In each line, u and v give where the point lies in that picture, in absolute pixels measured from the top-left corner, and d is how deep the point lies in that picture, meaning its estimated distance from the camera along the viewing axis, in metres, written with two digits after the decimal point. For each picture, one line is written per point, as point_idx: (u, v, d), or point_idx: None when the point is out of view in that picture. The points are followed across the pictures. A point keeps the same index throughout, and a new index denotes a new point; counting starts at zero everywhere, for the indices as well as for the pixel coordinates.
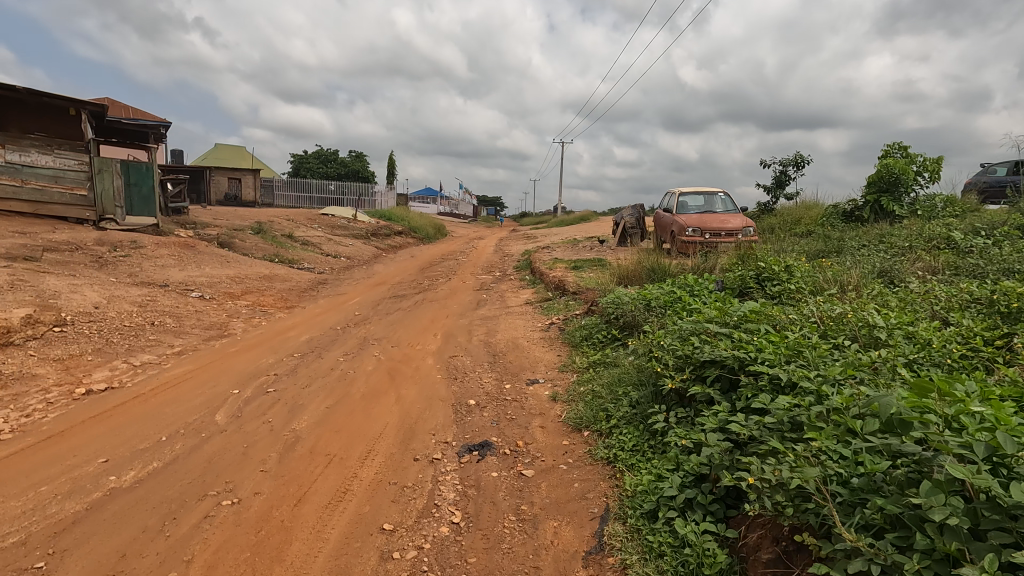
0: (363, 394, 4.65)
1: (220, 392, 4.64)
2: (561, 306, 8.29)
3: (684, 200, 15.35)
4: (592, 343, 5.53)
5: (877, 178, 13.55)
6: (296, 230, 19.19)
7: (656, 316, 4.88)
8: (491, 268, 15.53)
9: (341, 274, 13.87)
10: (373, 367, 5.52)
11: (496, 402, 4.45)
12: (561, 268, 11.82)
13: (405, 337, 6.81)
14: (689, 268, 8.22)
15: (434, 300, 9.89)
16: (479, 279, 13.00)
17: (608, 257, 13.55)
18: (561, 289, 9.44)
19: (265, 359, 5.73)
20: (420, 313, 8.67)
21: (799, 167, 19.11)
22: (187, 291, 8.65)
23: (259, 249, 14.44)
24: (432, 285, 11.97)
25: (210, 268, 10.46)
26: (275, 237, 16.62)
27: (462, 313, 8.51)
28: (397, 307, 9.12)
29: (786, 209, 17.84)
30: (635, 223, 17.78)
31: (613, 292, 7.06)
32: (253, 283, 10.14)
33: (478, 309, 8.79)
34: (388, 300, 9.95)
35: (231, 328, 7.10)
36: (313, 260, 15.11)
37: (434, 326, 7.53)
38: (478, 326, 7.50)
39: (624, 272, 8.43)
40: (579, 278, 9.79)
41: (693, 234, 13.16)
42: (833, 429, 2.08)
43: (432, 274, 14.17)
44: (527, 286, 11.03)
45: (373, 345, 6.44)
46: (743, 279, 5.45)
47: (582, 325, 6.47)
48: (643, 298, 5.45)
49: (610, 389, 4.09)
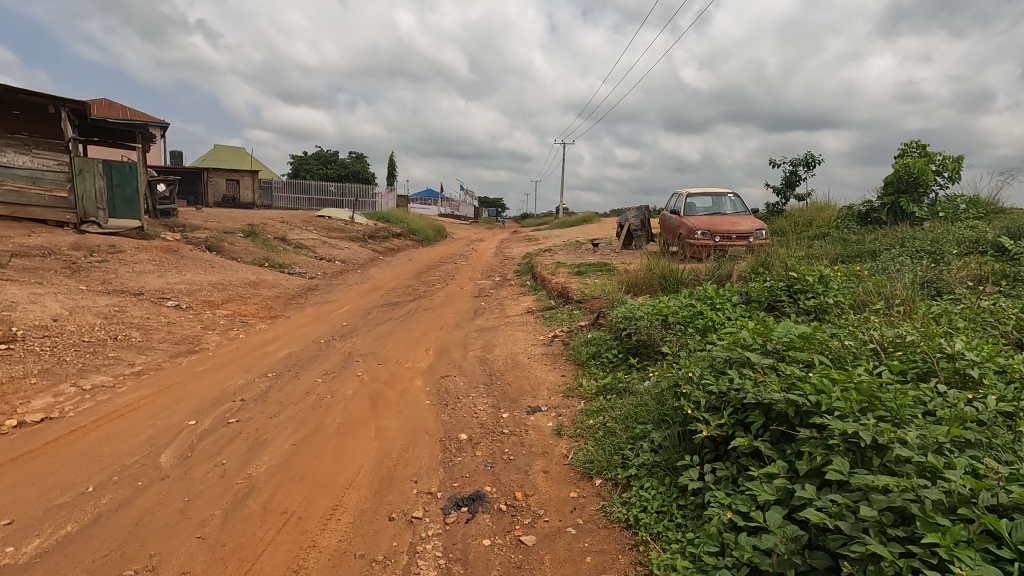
0: (338, 426, 4.03)
1: (171, 424, 4.02)
2: (564, 316, 7.68)
3: (691, 201, 14.71)
4: (600, 363, 4.91)
5: (895, 178, 12.92)
6: (290, 233, 18.62)
7: (675, 336, 4.27)
8: (490, 272, 14.95)
9: (335, 279, 13.29)
10: (353, 390, 4.89)
11: (492, 438, 3.83)
12: (564, 272, 11.21)
13: (393, 353, 6.19)
14: (703, 275, 7.60)
15: (428, 307, 9.29)
16: (478, 284, 12.42)
17: (613, 262, 12.94)
18: (564, 297, 8.84)
19: (232, 381, 5.10)
20: (413, 323, 8.06)
21: (810, 167, 18.49)
22: (163, 300, 8.05)
23: (249, 253, 13.86)
24: (428, 290, 11.36)
25: (192, 274, 9.87)
26: (267, 240, 16.04)
27: (459, 323, 7.90)
28: (388, 317, 8.51)
29: (797, 210, 17.20)
30: (639, 225, 16.84)
31: (622, 303, 6.43)
32: (237, 290, 9.55)
33: (476, 319, 8.18)
34: (380, 308, 9.35)
35: (203, 343, 6.48)
36: (306, 265, 14.51)
37: (427, 339, 6.91)
38: (475, 339, 6.88)
39: (634, 279, 7.82)
40: (584, 285, 9.16)
41: (702, 238, 12.56)
42: (964, 532, 1.46)
43: (429, 279, 13.59)
44: (528, 292, 10.44)
45: (357, 363, 5.82)
46: (771, 291, 4.83)
47: (589, 340, 5.84)
48: (659, 312, 4.82)
49: (626, 426, 3.46)
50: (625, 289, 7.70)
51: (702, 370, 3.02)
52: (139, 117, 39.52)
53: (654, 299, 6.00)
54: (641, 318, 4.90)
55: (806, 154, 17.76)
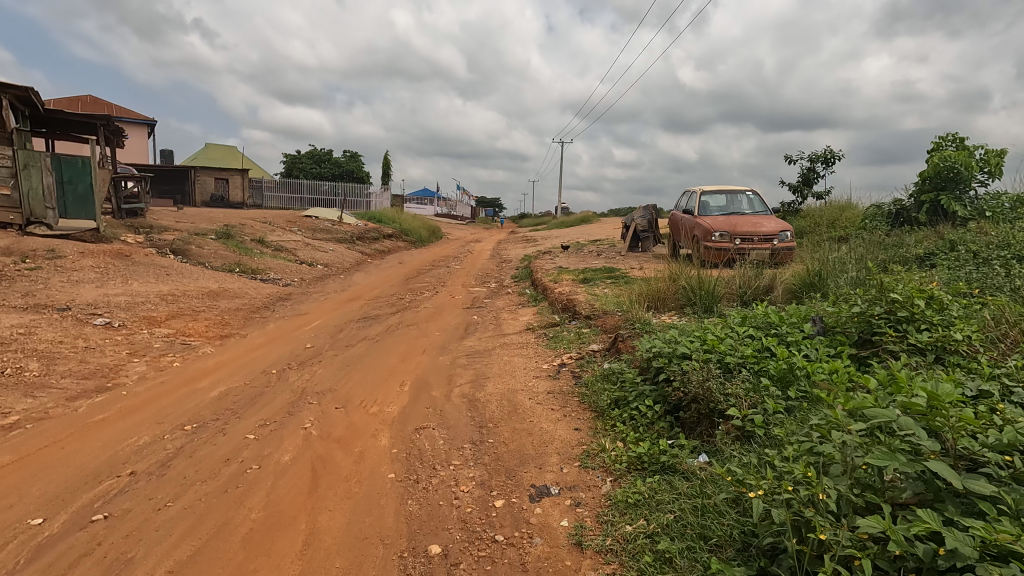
0: (252, 528, 2.73)
1: (2, 527, 2.71)
2: (572, 337, 6.40)
3: (705, 199, 13.43)
4: (630, 418, 3.61)
5: (933, 173, 11.68)
6: (270, 234, 17.28)
7: (744, 390, 2.99)
8: (486, 277, 13.66)
9: (312, 286, 11.99)
10: (293, 454, 3.57)
11: (477, 551, 2.54)
12: (569, 280, 9.94)
13: (358, 391, 4.84)
14: (738, 287, 6.31)
15: (411, 323, 7.98)
16: (471, 292, 11.13)
17: (622, 267, 11.69)
18: (570, 310, 7.57)
19: (129, 440, 3.75)
20: (391, 345, 6.73)
21: (828, 163, 17.25)
22: (91, 318, 6.72)
23: (218, 258, 12.56)
24: (415, 301, 10.04)
25: (140, 284, 8.56)
26: (241, 243, 14.72)
27: (446, 345, 6.58)
28: (364, 336, 7.19)
29: (817, 209, 15.95)
30: (647, 226, 15.52)
31: (650, 332, 5.12)
32: (190, 302, 8.23)
33: (466, 339, 6.86)
34: (354, 324, 8.01)
35: (119, 376, 5.11)
36: (282, 270, 13.19)
37: (404, 369, 5.56)
38: (464, 369, 5.53)
39: (654, 291, 6.48)
40: (593, 297, 7.85)
41: (721, 240, 11.33)
42: None
43: (418, 285, 12.29)
44: (527, 303, 9.15)
45: (309, 406, 4.48)
46: (859, 319, 3.58)
47: (609, 376, 4.53)
48: (710, 347, 3.53)
49: (690, 551, 2.20)
50: (646, 304, 6.39)
51: (838, 485, 1.76)
52: (124, 113, 38.18)
53: (691, 325, 4.71)
54: (685, 356, 3.61)
55: (825, 149, 16.49)
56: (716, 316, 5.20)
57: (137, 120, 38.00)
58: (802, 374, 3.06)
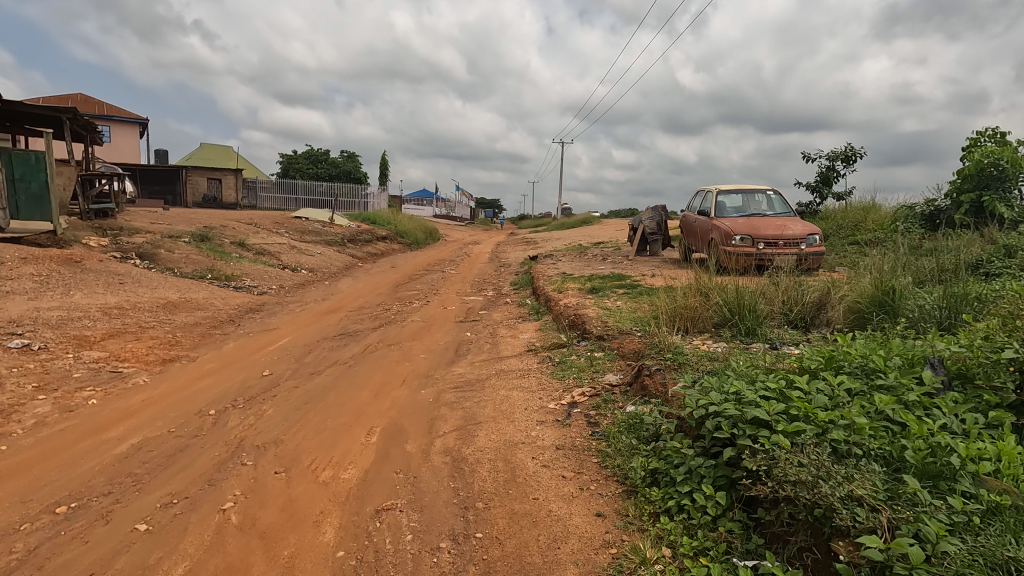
0: None
1: None
2: (583, 365, 5.32)
3: (722, 199, 12.34)
4: (681, 509, 2.51)
5: (975, 170, 10.62)
6: (254, 237, 16.18)
7: (879, 496, 1.89)
8: (483, 284, 12.57)
9: (291, 295, 10.89)
10: (190, 563, 2.48)
11: None
12: (574, 290, 8.85)
13: (309, 446, 3.73)
14: (783, 304, 5.21)
15: (395, 342, 6.87)
16: (467, 302, 10.03)
17: (633, 274, 10.62)
18: (578, 327, 6.48)
19: None
20: (366, 371, 5.63)
21: (849, 162, 16.19)
22: (8, 339, 5.60)
23: (190, 264, 11.48)
24: (402, 313, 8.93)
25: (83, 295, 7.44)
26: (219, 246, 13.62)
27: (431, 372, 5.48)
28: (337, 359, 6.08)
29: (839, 210, 14.86)
30: (656, 228, 14.44)
31: (690, 370, 4.01)
32: (139, 318, 7.11)
33: (456, 365, 5.76)
34: (327, 342, 6.90)
35: (8, 423, 4.00)
36: (261, 276, 12.10)
37: (375, 409, 4.44)
38: (449, 409, 4.42)
39: (684, 307, 5.34)
40: (604, 312, 6.75)
41: (741, 244, 10.28)
42: None
43: (408, 293, 11.20)
44: (529, 316, 8.05)
45: (241, 469, 3.36)
46: (1013, 371, 2.49)
47: (640, 432, 3.43)
48: (801, 407, 2.41)
49: None
50: (673, 323, 5.28)
51: None
52: (113, 111, 36.99)
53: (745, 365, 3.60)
54: (759, 424, 2.47)
55: (847, 146, 15.43)
56: (770, 352, 4.10)
57: (127, 117, 36.89)
58: (962, 467, 1.97)
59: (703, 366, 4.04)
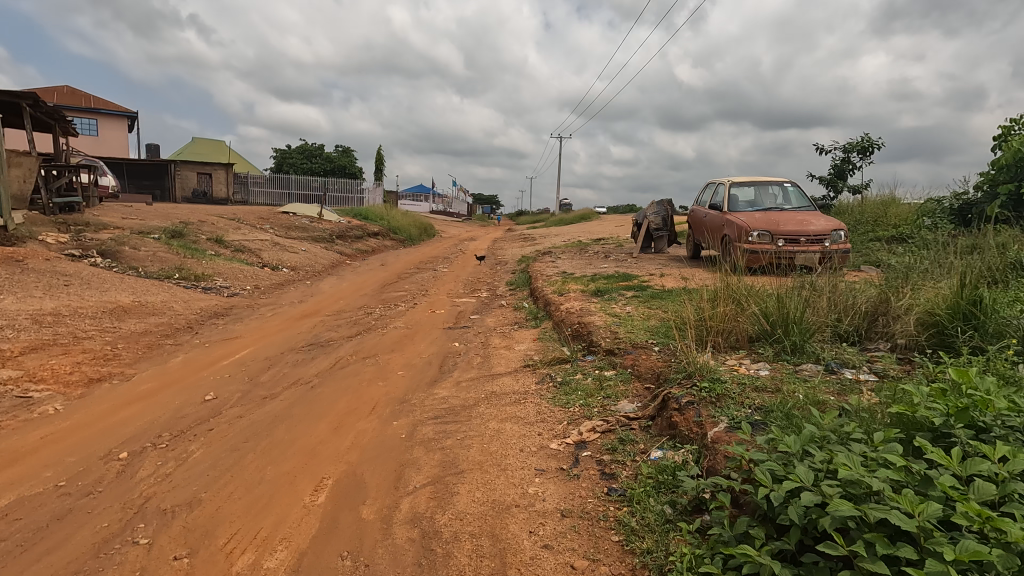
0: None
1: None
2: (590, 389, 4.40)
3: (734, 192, 11.40)
4: None
5: (1013, 159, 9.68)
6: (234, 233, 15.22)
7: None
8: (477, 283, 11.63)
9: (265, 296, 9.94)
10: None
11: None
12: (577, 292, 7.92)
13: (235, 510, 2.82)
14: (833, 315, 4.31)
15: (371, 354, 5.95)
16: (458, 305, 9.09)
17: (639, 274, 9.72)
18: (583, 339, 5.56)
19: None
20: (330, 394, 4.69)
21: (866, 154, 15.24)
22: None
23: (156, 263, 10.52)
24: (385, 318, 7.98)
25: (14, 299, 6.50)
26: (192, 244, 12.66)
27: (408, 396, 4.54)
28: (300, 377, 5.15)
29: (857, 204, 13.92)
30: (661, 223, 13.51)
31: (738, 407, 3.10)
32: (75, 326, 6.16)
33: (438, 385, 4.84)
34: (292, 354, 5.97)
35: None
36: (235, 276, 11.14)
37: (331, 450, 3.51)
38: (425, 450, 3.50)
39: (716, 317, 4.41)
40: (613, 320, 5.83)
41: (759, 240, 9.42)
42: None
43: (394, 294, 10.27)
44: (526, 323, 7.12)
45: (128, 555, 2.45)
46: None
47: (681, 505, 2.53)
48: (966, 511, 1.50)
49: None
50: (701, 338, 4.37)
51: None
52: (99, 103, 35.83)
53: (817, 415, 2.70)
54: (892, 535, 1.56)
55: (865, 137, 14.47)
56: (835, 390, 3.20)
57: (113, 110, 35.81)
58: None
59: (753, 402, 3.14)
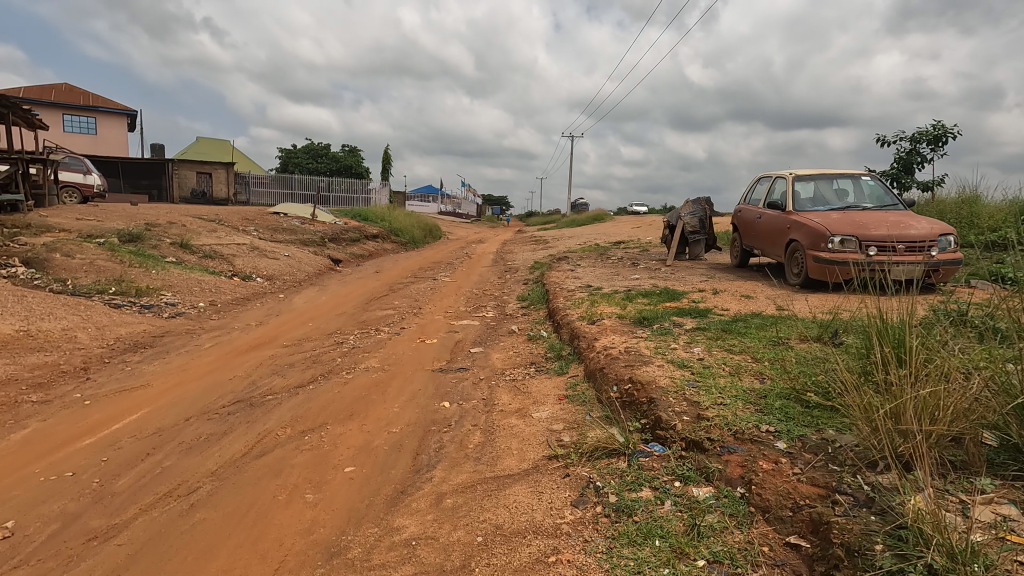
0: None
1: None
2: (678, 537, 2.36)
3: (797, 187, 9.26)
4: None
5: None
6: (209, 236, 13.35)
7: None
8: (481, 298, 9.62)
9: (217, 316, 8.00)
10: None
11: None
12: (612, 318, 5.87)
13: None
14: None
15: (316, 425, 3.92)
16: (455, 330, 7.06)
17: (684, 290, 7.66)
18: (641, 413, 3.51)
19: None
20: (214, 524, 2.69)
21: (937, 145, 13.00)
22: None
23: (91, 274, 8.65)
24: (357, 353, 5.95)
25: None
26: (149, 250, 10.78)
27: (342, 544, 2.52)
28: (184, 479, 3.14)
29: (932, 203, 11.69)
30: (699, 226, 11.40)
31: None
32: None
33: (404, 508, 2.82)
34: (198, 424, 3.98)
35: None
36: (191, 288, 9.25)
37: None
38: None
39: (924, 405, 2.31)
40: (684, 377, 3.77)
41: (841, 249, 7.38)
42: None
43: (378, 314, 8.28)
44: (545, 367, 5.07)
45: None
46: None
47: None
48: None
49: None
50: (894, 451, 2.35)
51: None
52: (96, 99, 34.19)
53: None
54: None
55: (940, 123, 12.24)
56: None
57: (110, 105, 34.39)
58: None
59: None
